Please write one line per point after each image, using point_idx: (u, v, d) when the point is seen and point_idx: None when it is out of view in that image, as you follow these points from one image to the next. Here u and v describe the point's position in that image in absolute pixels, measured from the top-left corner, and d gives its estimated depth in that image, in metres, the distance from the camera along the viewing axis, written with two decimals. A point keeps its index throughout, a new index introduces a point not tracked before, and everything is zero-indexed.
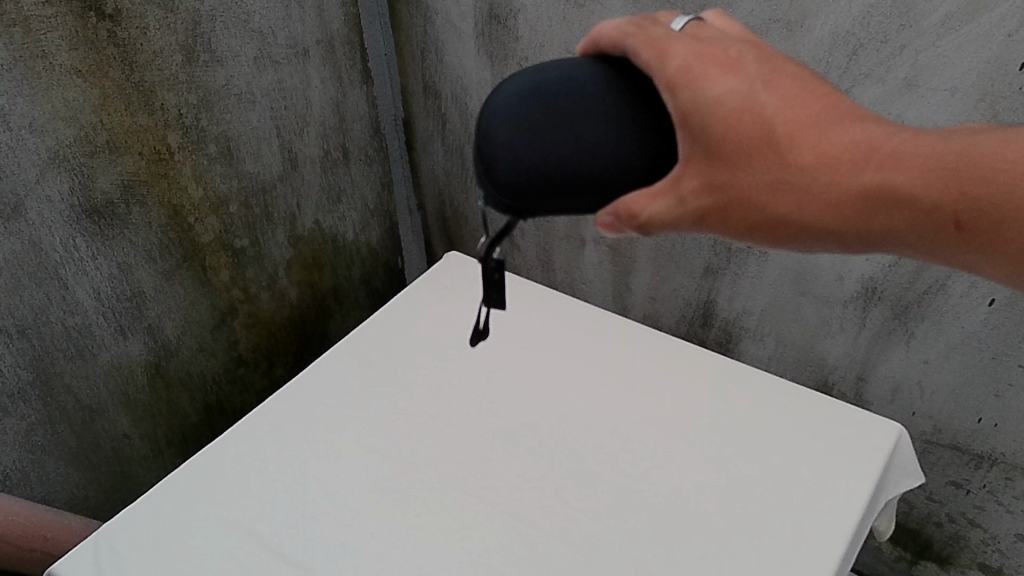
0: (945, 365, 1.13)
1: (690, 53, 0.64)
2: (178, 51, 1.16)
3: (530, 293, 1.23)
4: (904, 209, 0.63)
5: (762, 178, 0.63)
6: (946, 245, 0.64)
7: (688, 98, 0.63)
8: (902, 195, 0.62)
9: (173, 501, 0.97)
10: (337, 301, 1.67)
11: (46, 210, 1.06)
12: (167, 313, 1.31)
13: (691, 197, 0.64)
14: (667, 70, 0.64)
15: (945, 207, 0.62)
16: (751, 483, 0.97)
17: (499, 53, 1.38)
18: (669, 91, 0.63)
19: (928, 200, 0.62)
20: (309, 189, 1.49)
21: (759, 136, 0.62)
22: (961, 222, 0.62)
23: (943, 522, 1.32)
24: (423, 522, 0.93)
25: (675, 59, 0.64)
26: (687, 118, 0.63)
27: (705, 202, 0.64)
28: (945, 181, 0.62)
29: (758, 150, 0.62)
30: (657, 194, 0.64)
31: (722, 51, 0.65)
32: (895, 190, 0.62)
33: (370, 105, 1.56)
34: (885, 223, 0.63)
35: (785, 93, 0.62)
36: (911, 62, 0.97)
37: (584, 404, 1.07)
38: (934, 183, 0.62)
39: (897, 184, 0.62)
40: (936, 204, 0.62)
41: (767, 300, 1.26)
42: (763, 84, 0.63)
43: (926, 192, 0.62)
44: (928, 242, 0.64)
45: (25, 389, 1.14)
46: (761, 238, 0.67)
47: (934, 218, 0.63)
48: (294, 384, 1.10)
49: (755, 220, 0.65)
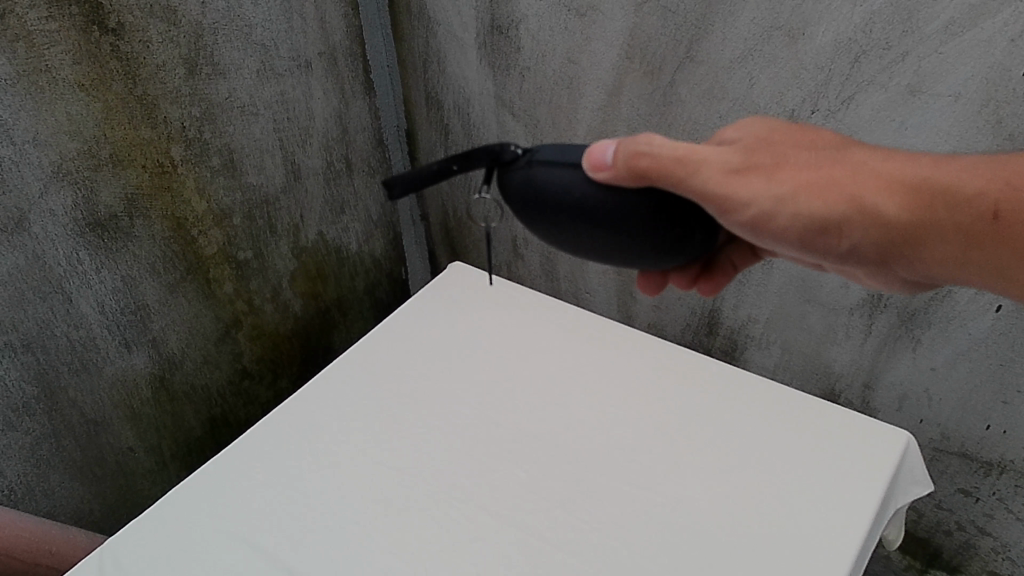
0: (952, 372, 1.13)
1: None
2: (181, 64, 1.16)
3: (533, 304, 1.23)
4: (950, 194, 0.71)
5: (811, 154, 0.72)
6: (985, 236, 0.72)
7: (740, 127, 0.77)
8: (947, 180, 0.72)
9: (177, 515, 0.96)
10: (341, 312, 1.67)
11: (49, 224, 1.06)
12: (171, 326, 1.31)
13: (737, 155, 0.71)
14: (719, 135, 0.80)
15: (986, 194, 0.72)
16: (758, 492, 0.96)
17: (502, 63, 1.38)
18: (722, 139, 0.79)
19: (969, 187, 0.72)
20: (312, 201, 1.49)
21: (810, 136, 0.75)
22: (999, 213, 0.71)
23: (952, 530, 1.31)
24: (428, 534, 0.93)
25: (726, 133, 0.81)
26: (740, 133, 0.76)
27: (751, 161, 0.71)
28: (986, 175, 0.72)
29: (814, 141, 0.74)
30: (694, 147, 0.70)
31: None
32: (941, 177, 0.72)
33: (373, 117, 1.57)
34: (931, 208, 0.71)
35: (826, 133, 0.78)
36: (913, 69, 0.97)
37: (590, 414, 1.06)
38: (975, 178, 0.72)
39: (945, 173, 0.72)
40: (978, 191, 0.72)
41: (772, 307, 1.25)
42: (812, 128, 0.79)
43: (969, 181, 0.72)
44: (969, 231, 0.72)
45: (29, 403, 1.14)
46: (803, 206, 0.70)
47: (977, 205, 0.72)
48: (298, 397, 1.10)
49: (799, 183, 0.70)
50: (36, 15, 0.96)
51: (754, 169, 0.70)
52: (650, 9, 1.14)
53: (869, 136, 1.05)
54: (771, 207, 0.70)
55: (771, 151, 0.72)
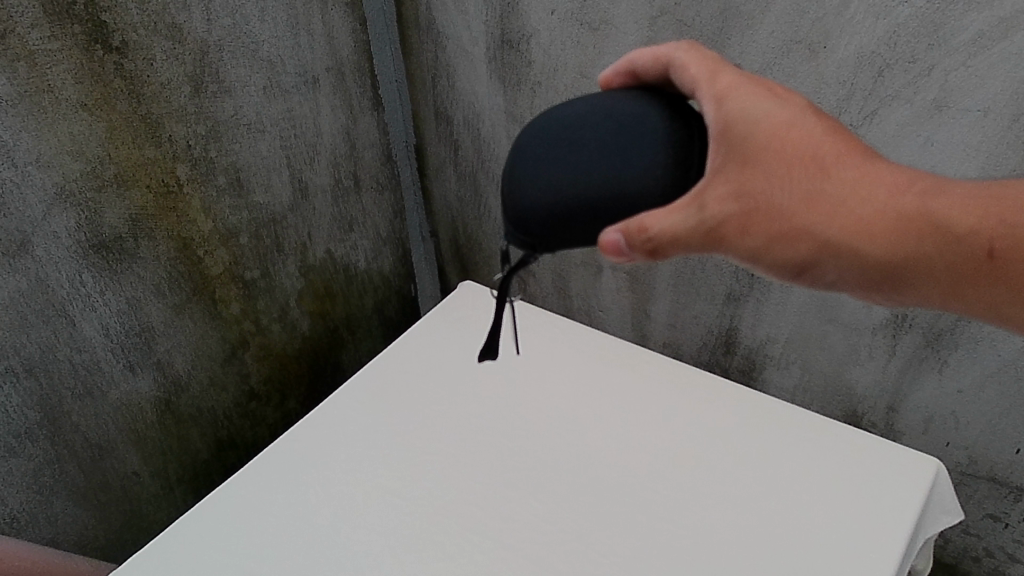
0: (981, 394, 1.09)
1: (740, 76, 0.70)
2: (186, 82, 1.14)
3: (547, 324, 1.20)
4: (942, 232, 0.66)
5: (793, 190, 0.66)
6: (975, 275, 0.67)
7: (732, 110, 0.67)
8: (939, 217, 0.66)
9: (181, 548, 0.94)
10: (350, 331, 1.64)
11: (52, 247, 1.04)
12: (177, 348, 1.29)
13: (714, 205, 0.66)
14: (717, 85, 0.69)
15: (981, 233, 0.66)
16: (782, 523, 0.93)
17: (512, 78, 1.35)
18: (718, 103, 0.68)
19: (963, 225, 0.66)
20: (319, 218, 1.46)
21: (798, 151, 0.66)
22: (994, 251, 0.66)
23: (980, 556, 1.27)
24: (440, 569, 0.90)
25: (725, 79, 0.69)
26: (728, 127, 0.67)
27: (731, 208, 0.66)
28: (981, 209, 0.67)
29: (804, 156, 0.66)
30: (674, 210, 0.65)
31: (768, 84, 0.70)
32: (934, 211, 0.66)
33: (381, 132, 1.54)
34: (917, 247, 0.66)
35: (827, 124, 0.69)
36: (939, 84, 0.94)
37: (606, 440, 1.03)
38: (970, 211, 0.67)
39: (939, 207, 0.67)
40: (971, 230, 0.66)
41: (792, 326, 1.21)
42: (810, 111, 0.69)
43: (964, 216, 0.67)
44: (959, 270, 0.67)
45: (32, 429, 1.11)
46: (779, 253, 0.67)
47: (970, 243, 0.66)
48: (305, 423, 1.07)
49: (777, 230, 0.66)
50: (38, 34, 0.93)
51: (727, 222, 0.66)
52: (664, 23, 1.11)
53: (893, 152, 1.02)
54: (746, 258, 0.68)
55: (747, 189, 0.66)
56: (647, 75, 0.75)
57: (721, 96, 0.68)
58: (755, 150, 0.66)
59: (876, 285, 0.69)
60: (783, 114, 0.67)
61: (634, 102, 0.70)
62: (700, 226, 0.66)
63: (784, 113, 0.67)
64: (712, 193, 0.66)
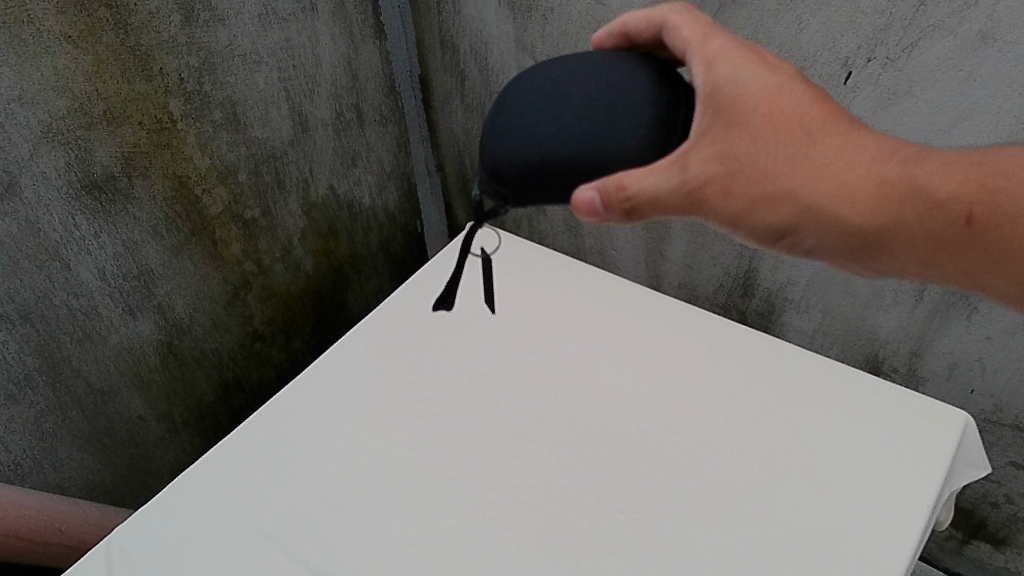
0: (1010, 343, 1.05)
1: (730, 39, 0.68)
2: (176, 11, 1.06)
3: (561, 268, 1.15)
4: (920, 197, 0.64)
5: (773, 159, 0.64)
6: (955, 251, 0.66)
7: (717, 73, 0.66)
8: (918, 182, 0.64)
9: (187, 502, 0.92)
10: (355, 269, 1.60)
11: (41, 188, 0.99)
12: (177, 290, 1.25)
13: (695, 167, 0.64)
14: (704, 48, 0.67)
15: (960, 199, 0.65)
16: (804, 478, 0.90)
17: (524, 4, 1.27)
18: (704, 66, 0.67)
19: (942, 192, 0.65)
20: (321, 154, 1.40)
21: (781, 117, 0.64)
22: (974, 218, 0.65)
23: (999, 502, 1.25)
24: (453, 524, 0.88)
25: (714, 42, 0.68)
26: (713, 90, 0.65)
27: (712, 170, 0.64)
28: (960, 176, 0.65)
29: (786, 122, 0.64)
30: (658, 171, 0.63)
31: (757, 49, 0.69)
32: (913, 175, 0.64)
33: (383, 61, 1.46)
34: (894, 212, 0.65)
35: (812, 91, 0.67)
36: (987, 14, 0.87)
37: (622, 390, 1.00)
38: (950, 177, 0.65)
39: (918, 171, 0.65)
40: (952, 196, 0.65)
41: (814, 270, 1.17)
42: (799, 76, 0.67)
43: (943, 184, 0.65)
44: (939, 239, 0.66)
45: (31, 376, 1.08)
46: (761, 218, 0.65)
47: (950, 209, 0.65)
48: (310, 372, 1.04)
49: (759, 194, 0.64)
50: None
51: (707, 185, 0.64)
52: None
53: (932, 87, 0.95)
54: (727, 223, 0.66)
55: (726, 150, 0.64)
56: (638, 37, 0.74)
57: (708, 60, 0.67)
58: (737, 111, 0.64)
59: (858, 254, 0.68)
60: (770, 78, 0.65)
61: (623, 63, 0.68)
62: (680, 188, 0.64)
63: (774, 75, 0.65)
64: (693, 155, 0.64)
